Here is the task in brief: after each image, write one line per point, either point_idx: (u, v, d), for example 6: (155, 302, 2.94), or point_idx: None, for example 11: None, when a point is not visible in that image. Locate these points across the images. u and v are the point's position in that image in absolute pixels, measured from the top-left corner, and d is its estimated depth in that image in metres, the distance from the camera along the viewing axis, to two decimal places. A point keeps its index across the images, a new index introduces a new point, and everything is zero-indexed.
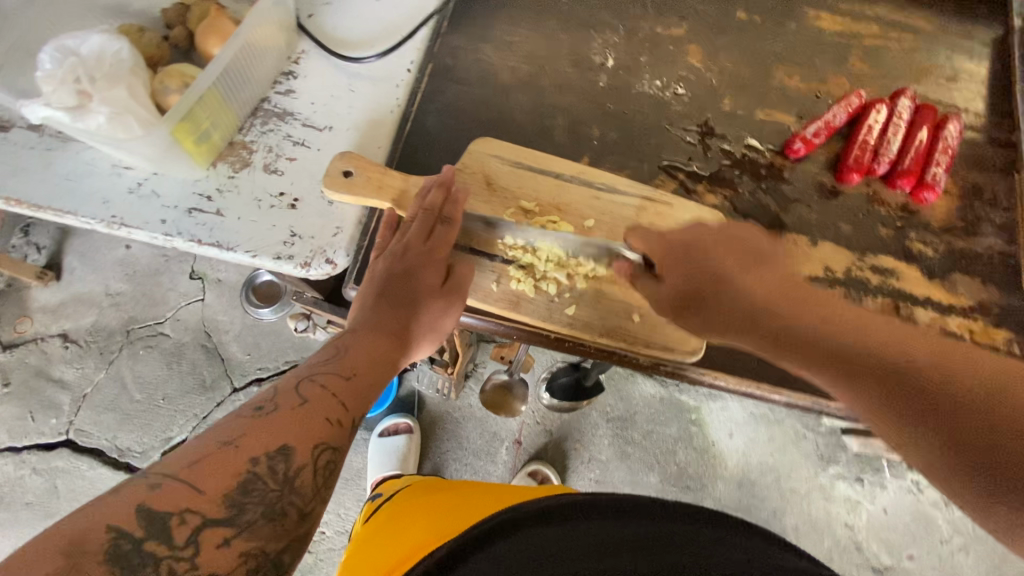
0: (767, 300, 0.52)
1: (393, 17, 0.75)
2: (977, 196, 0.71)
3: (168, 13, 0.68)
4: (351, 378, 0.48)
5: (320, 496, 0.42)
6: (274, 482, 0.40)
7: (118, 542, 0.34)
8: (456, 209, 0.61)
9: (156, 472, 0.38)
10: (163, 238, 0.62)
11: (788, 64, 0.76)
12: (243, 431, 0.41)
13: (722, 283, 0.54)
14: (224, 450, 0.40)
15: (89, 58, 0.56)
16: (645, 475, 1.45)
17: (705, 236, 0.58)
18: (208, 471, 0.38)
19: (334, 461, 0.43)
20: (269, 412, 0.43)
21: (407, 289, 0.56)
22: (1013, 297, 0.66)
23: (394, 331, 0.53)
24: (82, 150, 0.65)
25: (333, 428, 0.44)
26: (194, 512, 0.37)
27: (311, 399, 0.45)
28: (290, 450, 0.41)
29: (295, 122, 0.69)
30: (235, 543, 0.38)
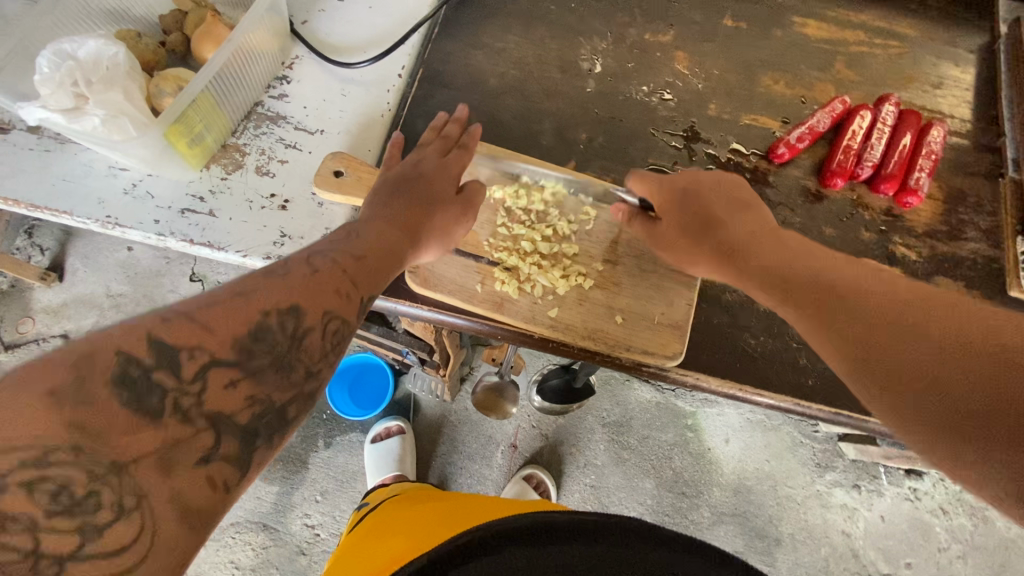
0: (756, 247, 0.53)
1: (386, 25, 0.77)
2: (961, 200, 0.71)
3: (166, 19, 0.71)
4: (360, 261, 0.47)
5: (329, 360, 0.41)
6: (283, 335, 0.38)
7: (125, 366, 0.32)
8: (473, 140, 0.64)
9: (170, 307, 0.35)
10: (156, 238, 0.64)
11: (774, 70, 0.77)
12: (253, 285, 0.39)
13: (712, 218, 0.56)
14: (236, 300, 0.38)
15: (85, 61, 0.57)
16: (640, 480, 1.45)
17: (705, 181, 0.59)
18: (222, 315, 0.36)
19: (343, 331, 0.42)
20: (281, 273, 0.42)
21: (421, 186, 0.57)
22: (998, 301, 0.67)
23: (407, 225, 0.54)
24: (80, 152, 0.67)
25: (343, 301, 0.43)
26: (204, 348, 0.35)
27: (323, 270, 0.44)
28: (300, 308, 0.40)
29: (288, 125, 0.70)
30: (242, 386, 0.36)
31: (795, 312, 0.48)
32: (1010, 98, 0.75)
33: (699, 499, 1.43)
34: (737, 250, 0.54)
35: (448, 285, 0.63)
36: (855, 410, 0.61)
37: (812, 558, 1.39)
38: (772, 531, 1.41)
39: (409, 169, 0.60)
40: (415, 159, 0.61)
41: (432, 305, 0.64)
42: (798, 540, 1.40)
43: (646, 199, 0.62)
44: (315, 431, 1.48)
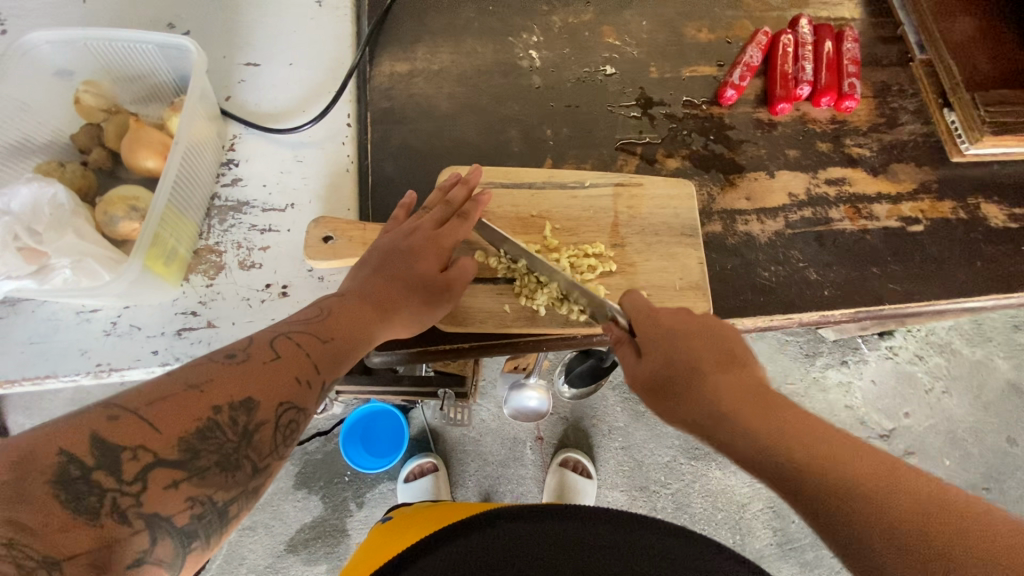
0: (758, 419, 0.42)
1: (316, 76, 0.74)
2: (887, 91, 0.79)
3: (80, 137, 0.64)
4: (328, 342, 0.46)
5: (277, 454, 0.40)
6: (232, 434, 0.37)
7: (67, 467, 0.32)
8: (474, 207, 0.61)
9: (117, 403, 0.35)
10: (161, 369, 0.59)
11: (694, 20, 0.81)
12: (209, 375, 0.38)
13: (697, 391, 0.46)
14: (189, 394, 0.37)
15: (22, 213, 0.51)
16: (664, 426, 1.51)
17: (666, 331, 0.51)
18: (167, 412, 0.35)
19: (297, 422, 0.41)
20: (240, 361, 0.41)
21: (397, 270, 0.55)
22: (945, 169, 0.75)
23: (373, 295, 0.53)
24: (38, 306, 0.60)
25: (301, 388, 0.42)
26: (148, 450, 0.34)
27: (284, 356, 0.43)
28: (252, 403, 0.39)
29: (255, 210, 0.66)
30: (183, 486, 0.35)
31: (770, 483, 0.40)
32: None
33: None
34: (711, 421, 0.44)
35: (479, 316, 0.63)
36: (869, 303, 0.67)
37: None
38: None
39: (401, 244, 0.57)
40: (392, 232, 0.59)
41: (471, 341, 0.64)
42: None
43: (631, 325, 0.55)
44: (343, 496, 1.43)
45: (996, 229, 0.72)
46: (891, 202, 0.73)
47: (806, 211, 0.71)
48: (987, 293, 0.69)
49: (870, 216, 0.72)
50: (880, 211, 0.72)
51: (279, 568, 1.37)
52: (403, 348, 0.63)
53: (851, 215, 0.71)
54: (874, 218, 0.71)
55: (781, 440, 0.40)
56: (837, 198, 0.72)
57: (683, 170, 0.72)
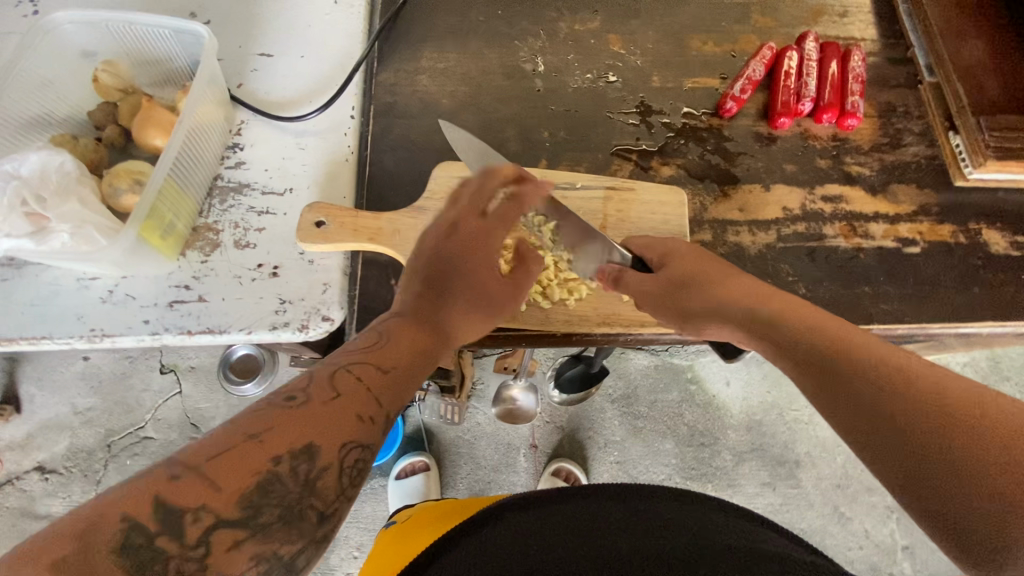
0: (788, 328, 0.49)
1: (325, 69, 0.76)
2: (892, 112, 0.78)
3: (96, 115, 0.67)
4: (386, 371, 0.46)
5: (344, 497, 0.40)
6: (293, 484, 0.38)
7: (129, 534, 0.33)
8: (534, 190, 0.60)
9: (178, 460, 0.35)
10: (150, 338, 0.61)
11: (700, 32, 0.82)
12: (268, 424, 0.38)
13: (725, 311, 0.53)
14: (249, 444, 0.37)
15: (30, 179, 0.54)
16: (660, 443, 1.50)
17: (689, 260, 0.58)
18: (227, 466, 0.36)
19: (362, 461, 0.41)
20: (300, 404, 0.40)
21: (447, 283, 0.54)
22: (948, 193, 0.74)
23: (426, 315, 0.52)
24: (41, 271, 0.63)
25: (363, 425, 0.42)
26: (210, 509, 0.35)
27: (345, 393, 0.42)
28: (314, 448, 0.39)
29: (254, 192, 0.68)
30: (247, 545, 0.36)
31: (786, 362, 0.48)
32: (908, 12, 0.84)
33: (718, 445, 1.49)
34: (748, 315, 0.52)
35: None
36: (858, 322, 0.66)
37: (833, 469, 1.48)
38: (790, 454, 1.48)
39: (447, 245, 0.56)
40: (434, 237, 0.57)
41: None
42: (816, 456, 1.48)
43: (641, 255, 0.62)
44: None
45: (997, 256, 0.70)
46: (888, 223, 0.72)
47: (799, 226, 0.71)
48: (984, 320, 0.67)
49: (865, 235, 0.71)
50: (876, 231, 0.71)
51: None
52: None
53: (846, 233, 0.71)
54: (869, 238, 0.71)
55: (804, 347, 0.47)
56: (832, 215, 0.71)
57: (677, 178, 0.72)
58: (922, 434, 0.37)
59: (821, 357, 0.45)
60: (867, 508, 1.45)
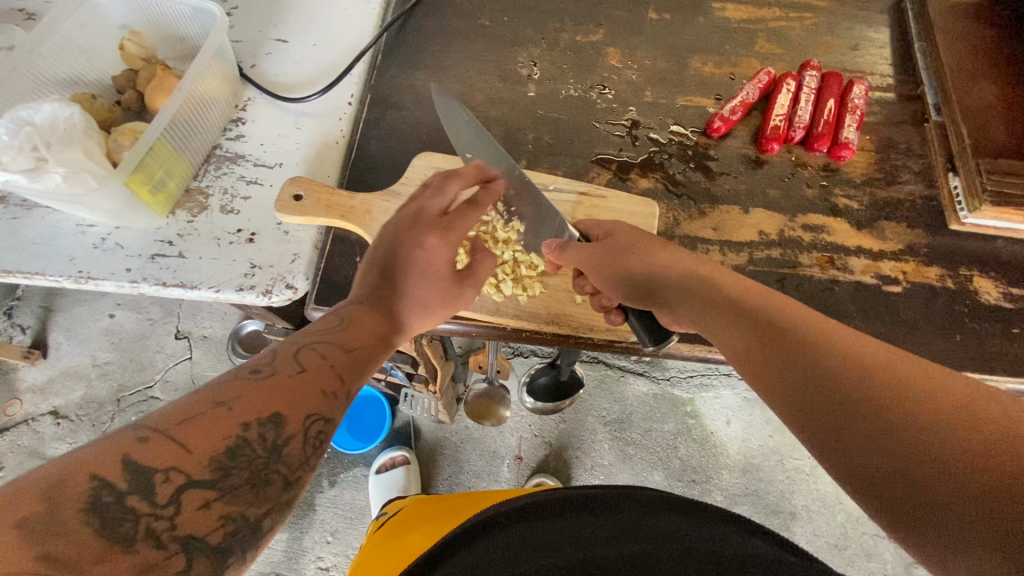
0: (721, 291, 0.48)
1: (332, 58, 0.81)
2: (892, 148, 0.76)
3: (118, 79, 0.73)
4: (351, 352, 0.45)
5: (310, 465, 0.39)
6: (262, 449, 0.37)
7: (100, 492, 0.31)
8: (489, 197, 0.61)
9: (147, 424, 0.34)
10: (129, 286, 0.66)
11: (702, 53, 0.82)
12: (235, 393, 0.38)
13: (664, 279, 0.53)
14: (217, 411, 0.37)
15: (42, 125, 0.58)
16: (650, 473, 1.43)
17: (636, 234, 0.58)
18: (198, 432, 0.35)
19: (326, 432, 0.41)
20: (265, 377, 0.40)
21: (402, 270, 0.53)
22: (939, 236, 0.71)
23: (385, 300, 0.51)
24: (47, 215, 0.69)
25: (328, 399, 0.42)
26: (180, 470, 0.34)
27: (310, 368, 0.42)
28: (281, 418, 0.39)
29: (247, 163, 0.73)
30: (216, 506, 0.34)
31: (732, 334, 0.45)
32: (923, 50, 0.81)
33: (710, 484, 1.41)
34: (698, 288, 0.50)
35: None
36: None
37: (832, 527, 1.38)
38: (786, 505, 1.39)
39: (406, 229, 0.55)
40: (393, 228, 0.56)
41: None
42: (813, 511, 1.39)
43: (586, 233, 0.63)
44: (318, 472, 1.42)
45: (986, 307, 0.66)
46: (870, 259, 0.69)
47: (774, 252, 0.69)
48: (964, 371, 0.63)
49: (843, 269, 0.68)
50: (856, 265, 0.69)
51: None
52: None
53: (823, 264, 0.68)
54: (847, 271, 0.68)
55: (733, 307, 0.45)
56: (811, 245, 0.70)
57: (654, 191, 0.72)
58: (862, 403, 0.34)
59: (749, 318, 0.44)
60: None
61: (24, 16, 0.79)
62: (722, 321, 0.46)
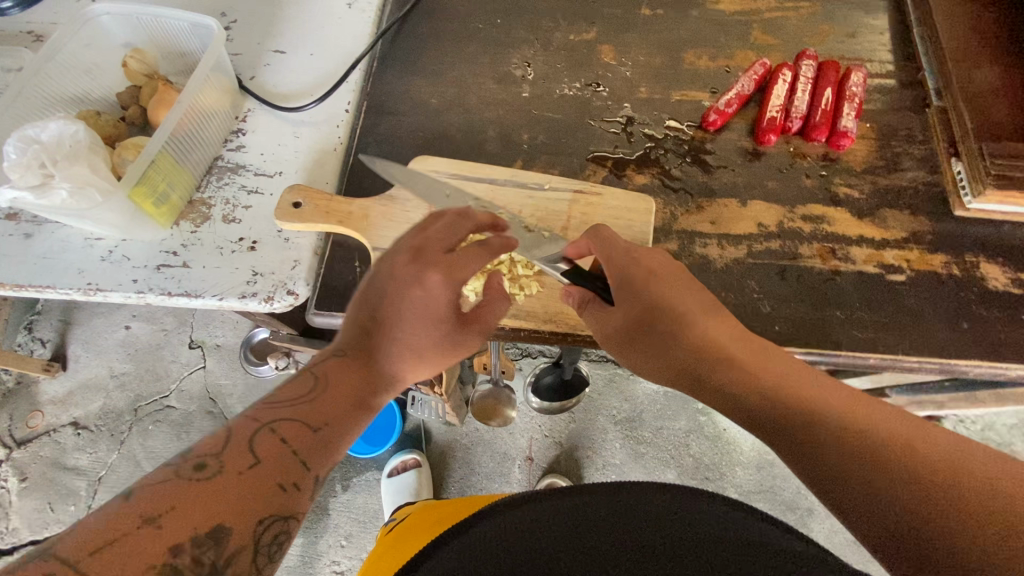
0: (725, 348, 0.49)
1: (330, 66, 0.82)
2: (893, 135, 0.75)
3: (122, 96, 0.75)
4: (319, 429, 0.44)
5: (263, 571, 0.39)
6: (199, 572, 0.35)
7: None
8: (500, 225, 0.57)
9: (56, 557, 0.33)
10: (136, 296, 0.67)
11: (696, 47, 0.82)
12: (164, 505, 0.36)
13: (669, 323, 0.52)
14: (144, 531, 0.35)
15: (48, 142, 0.59)
16: (663, 472, 1.41)
17: (658, 262, 0.56)
18: (112, 563, 0.33)
19: (285, 532, 0.40)
20: (206, 476, 0.38)
21: (387, 317, 0.51)
22: (944, 223, 0.69)
23: (362, 359, 0.50)
24: (57, 229, 0.71)
25: (288, 494, 0.41)
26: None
27: (265, 458, 0.41)
28: (222, 529, 0.37)
29: (248, 173, 0.74)
30: None
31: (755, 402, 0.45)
32: (922, 35, 0.80)
33: (724, 481, 1.40)
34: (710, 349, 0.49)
35: None
36: (825, 346, 0.62)
37: None
38: (803, 501, 1.37)
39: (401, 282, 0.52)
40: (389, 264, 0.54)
41: None
42: None
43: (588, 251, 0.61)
44: (331, 476, 1.42)
45: (995, 293, 0.65)
46: (873, 248, 0.68)
47: (774, 244, 0.68)
48: (973, 358, 0.62)
49: (845, 259, 0.67)
50: (858, 255, 0.68)
51: None
52: (342, 313, 0.67)
53: (824, 255, 0.68)
54: (850, 261, 0.67)
55: (753, 378, 0.46)
56: (812, 235, 0.69)
57: (650, 187, 0.72)
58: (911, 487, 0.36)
59: (780, 394, 0.44)
60: None
61: (32, 37, 0.81)
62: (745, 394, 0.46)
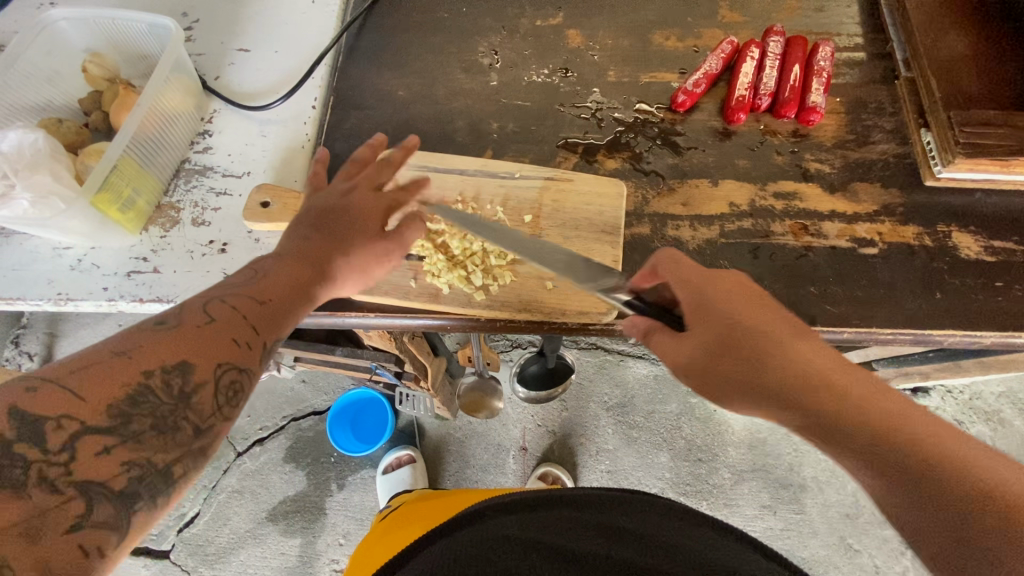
0: (831, 377, 0.43)
1: (295, 63, 0.81)
2: (862, 108, 0.75)
3: (85, 102, 0.74)
4: (266, 303, 0.46)
5: (219, 415, 0.40)
6: (167, 397, 0.38)
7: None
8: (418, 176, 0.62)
9: (38, 377, 0.35)
10: (107, 304, 0.66)
11: (664, 28, 0.81)
12: (135, 345, 0.39)
13: (764, 346, 0.46)
14: (114, 361, 0.38)
15: (9, 152, 0.59)
16: (655, 455, 1.42)
17: (734, 283, 0.51)
18: (92, 380, 0.36)
19: (240, 382, 0.42)
20: (172, 328, 0.41)
21: (353, 230, 0.54)
22: (915, 194, 0.70)
23: (323, 256, 0.51)
24: (25, 241, 0.70)
25: (242, 349, 0.43)
26: (74, 417, 0.35)
27: (220, 318, 0.43)
28: (188, 365, 0.40)
29: (215, 175, 0.73)
30: (118, 451, 0.35)
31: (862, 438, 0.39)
32: (889, 5, 0.80)
33: (717, 461, 1.40)
34: (808, 380, 0.43)
35: (384, 287, 0.65)
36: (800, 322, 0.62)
37: (842, 497, 1.36)
38: (795, 478, 1.38)
39: (368, 202, 0.56)
40: (351, 184, 0.58)
41: (377, 312, 0.65)
42: (823, 482, 1.37)
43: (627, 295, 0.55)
44: (327, 476, 1.42)
45: (966, 261, 0.65)
46: (845, 222, 0.68)
47: (747, 223, 0.68)
48: (946, 327, 0.62)
49: (818, 234, 0.68)
50: (830, 230, 0.68)
51: (257, 533, 1.36)
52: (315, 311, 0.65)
53: (797, 231, 0.68)
54: (822, 236, 0.67)
55: (861, 410, 0.41)
56: (784, 212, 0.69)
57: (622, 171, 0.71)
58: None
59: (889, 432, 0.39)
60: (879, 542, 1.32)
61: None
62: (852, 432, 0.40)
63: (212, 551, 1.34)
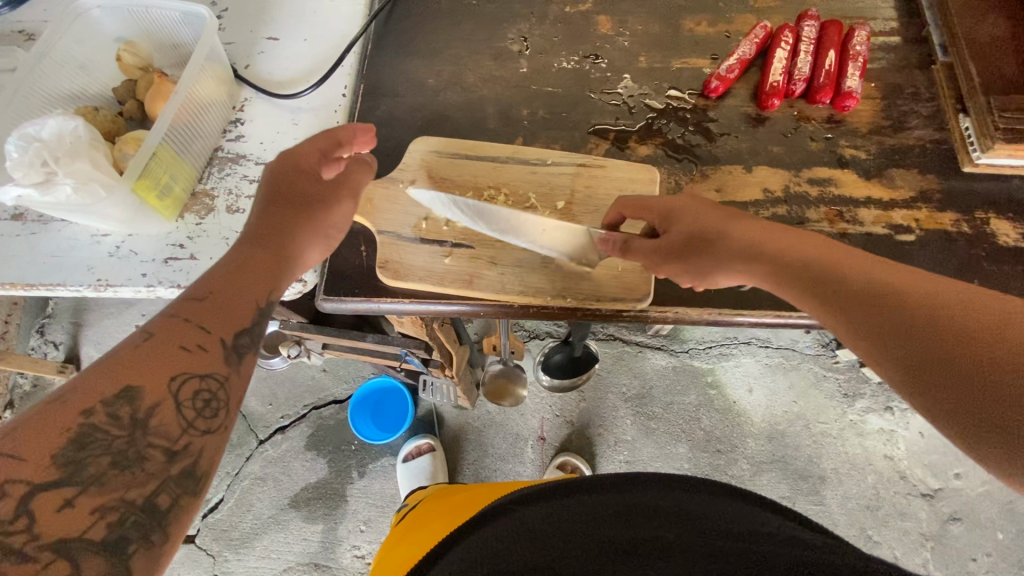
0: (861, 276, 0.46)
1: (324, 51, 0.81)
2: (899, 93, 0.74)
3: (120, 91, 0.75)
4: (209, 300, 0.48)
5: (193, 429, 0.42)
6: (119, 428, 0.39)
7: None
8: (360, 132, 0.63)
9: None
10: (146, 290, 0.68)
11: (695, 13, 0.80)
12: (74, 385, 0.39)
13: (794, 265, 0.50)
14: (52, 406, 0.38)
15: (49, 140, 0.59)
16: (674, 446, 1.42)
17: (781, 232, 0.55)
18: (30, 437, 0.36)
19: (203, 390, 0.43)
20: (110, 355, 0.41)
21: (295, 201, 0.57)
22: (953, 180, 0.69)
23: (272, 239, 0.54)
24: (64, 228, 0.71)
25: (194, 356, 0.44)
26: (22, 480, 0.34)
27: (159, 333, 0.44)
28: (135, 390, 0.40)
29: (249, 163, 0.74)
30: (81, 502, 0.36)
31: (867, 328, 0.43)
32: None
33: (736, 453, 1.40)
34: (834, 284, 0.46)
35: (418, 273, 0.65)
36: None
37: (862, 489, 1.35)
38: (815, 469, 1.37)
39: (287, 168, 0.58)
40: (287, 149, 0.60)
41: (411, 298, 0.65)
42: (843, 474, 1.36)
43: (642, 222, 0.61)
44: (347, 463, 1.44)
45: (1005, 249, 0.65)
46: (881, 209, 0.67)
47: (781, 210, 0.68)
48: None
49: (853, 221, 0.67)
50: (866, 217, 0.67)
51: (280, 519, 1.38)
52: (351, 298, 0.65)
53: (832, 218, 0.67)
54: (857, 223, 0.67)
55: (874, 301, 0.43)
56: (819, 199, 0.68)
57: (654, 158, 0.71)
58: None
59: (894, 315, 0.41)
60: (899, 535, 1.32)
61: (23, 37, 0.81)
62: (866, 319, 0.43)
63: (236, 536, 1.36)
